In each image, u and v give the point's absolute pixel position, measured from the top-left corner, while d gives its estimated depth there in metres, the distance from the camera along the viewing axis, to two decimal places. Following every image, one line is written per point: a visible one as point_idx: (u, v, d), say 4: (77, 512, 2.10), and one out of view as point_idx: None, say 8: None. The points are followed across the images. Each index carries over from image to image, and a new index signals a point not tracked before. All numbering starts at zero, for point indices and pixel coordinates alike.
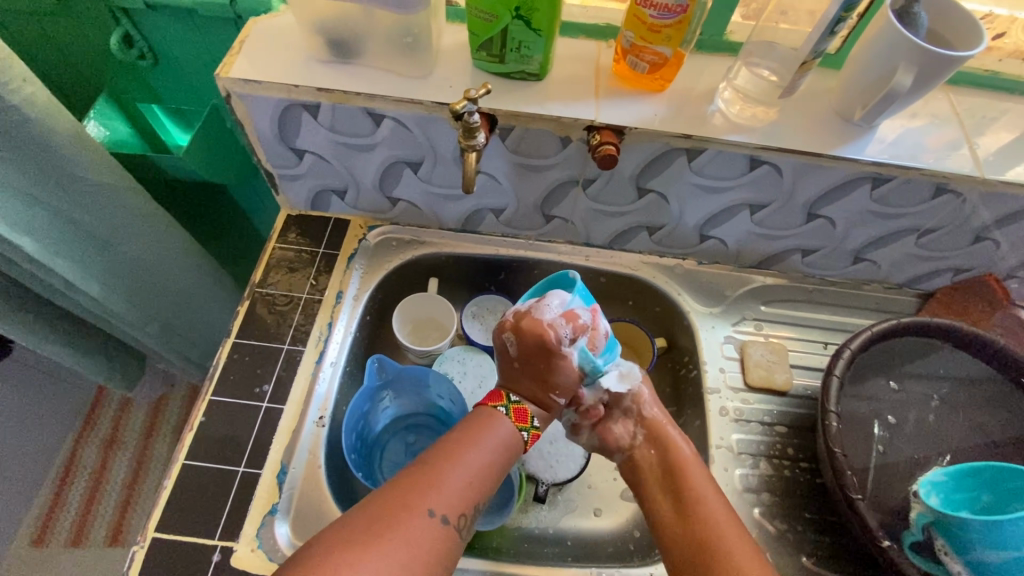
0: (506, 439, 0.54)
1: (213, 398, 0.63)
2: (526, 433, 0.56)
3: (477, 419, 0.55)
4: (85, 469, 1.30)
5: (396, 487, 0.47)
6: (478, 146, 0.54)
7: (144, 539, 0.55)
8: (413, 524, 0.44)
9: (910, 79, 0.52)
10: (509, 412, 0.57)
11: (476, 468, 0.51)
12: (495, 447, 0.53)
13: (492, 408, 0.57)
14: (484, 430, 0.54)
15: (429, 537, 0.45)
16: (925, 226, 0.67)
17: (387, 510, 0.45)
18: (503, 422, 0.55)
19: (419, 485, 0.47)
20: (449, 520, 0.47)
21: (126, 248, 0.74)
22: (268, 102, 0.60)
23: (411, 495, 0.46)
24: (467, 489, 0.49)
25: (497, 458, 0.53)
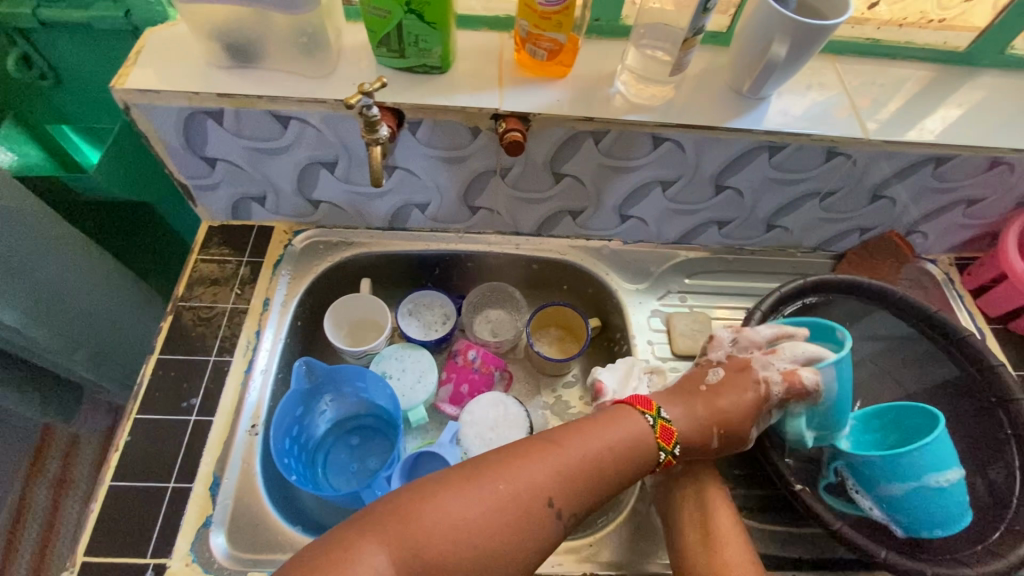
0: (644, 457, 0.55)
1: (139, 417, 0.62)
2: (651, 419, 0.57)
3: (622, 420, 0.56)
4: (35, 513, 1.24)
5: (556, 462, 0.52)
6: (383, 140, 0.55)
7: (72, 566, 0.54)
8: (533, 497, 0.50)
9: (785, 51, 0.57)
10: (657, 425, 0.56)
11: (616, 470, 0.53)
12: (640, 457, 0.55)
13: (640, 413, 0.57)
14: (628, 440, 0.55)
15: (534, 511, 0.49)
16: (825, 190, 0.71)
17: (528, 476, 0.51)
18: (647, 442, 0.55)
19: (569, 468, 0.52)
20: (559, 506, 0.50)
21: (40, 273, 0.72)
22: (169, 111, 0.59)
23: (565, 468, 0.52)
24: (602, 481, 0.53)
25: (630, 467, 0.54)
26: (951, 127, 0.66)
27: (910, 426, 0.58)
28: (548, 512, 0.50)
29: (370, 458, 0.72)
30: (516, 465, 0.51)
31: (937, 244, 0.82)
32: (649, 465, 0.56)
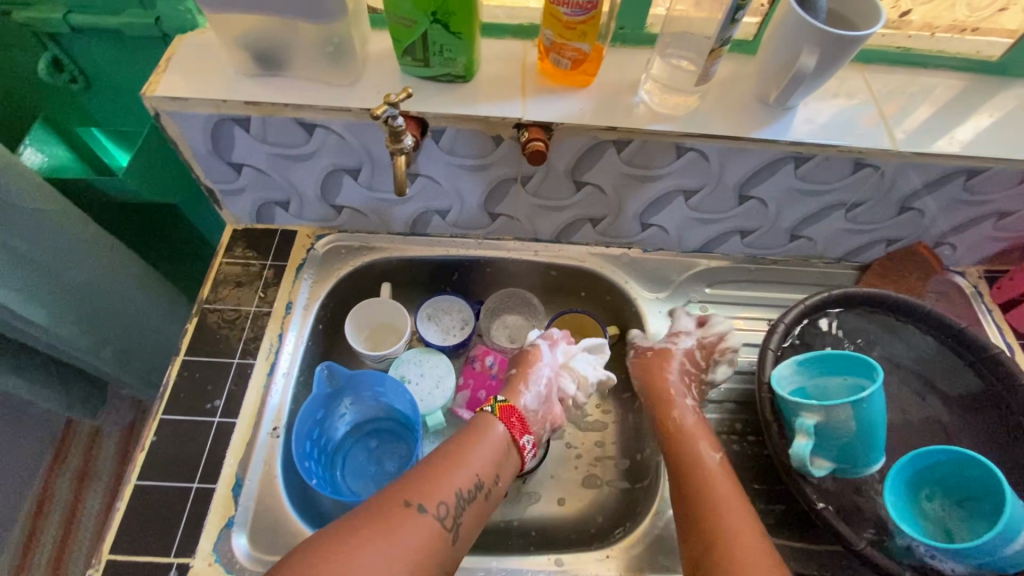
0: (498, 441, 0.61)
1: (164, 417, 0.63)
2: (491, 408, 0.63)
3: (473, 427, 0.61)
4: (58, 503, 1.28)
5: (399, 488, 0.54)
6: (406, 149, 0.55)
7: (99, 562, 0.55)
8: (405, 523, 0.51)
9: (814, 61, 0.55)
10: (497, 411, 0.63)
11: (475, 465, 0.57)
12: (491, 447, 0.60)
13: (483, 411, 0.63)
14: (476, 432, 0.61)
15: (416, 531, 0.51)
16: (851, 201, 0.70)
17: (382, 509, 0.52)
18: (496, 427, 0.62)
19: (422, 484, 0.55)
20: (436, 511, 0.53)
21: (71, 273, 0.74)
22: (198, 118, 0.60)
23: (415, 489, 0.54)
24: (464, 478, 0.56)
25: (491, 457, 0.59)
26: (983, 139, 0.65)
27: (965, 472, 0.52)
28: (428, 522, 0.52)
29: (387, 461, 0.72)
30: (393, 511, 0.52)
31: (967, 256, 0.80)
32: (509, 462, 0.61)
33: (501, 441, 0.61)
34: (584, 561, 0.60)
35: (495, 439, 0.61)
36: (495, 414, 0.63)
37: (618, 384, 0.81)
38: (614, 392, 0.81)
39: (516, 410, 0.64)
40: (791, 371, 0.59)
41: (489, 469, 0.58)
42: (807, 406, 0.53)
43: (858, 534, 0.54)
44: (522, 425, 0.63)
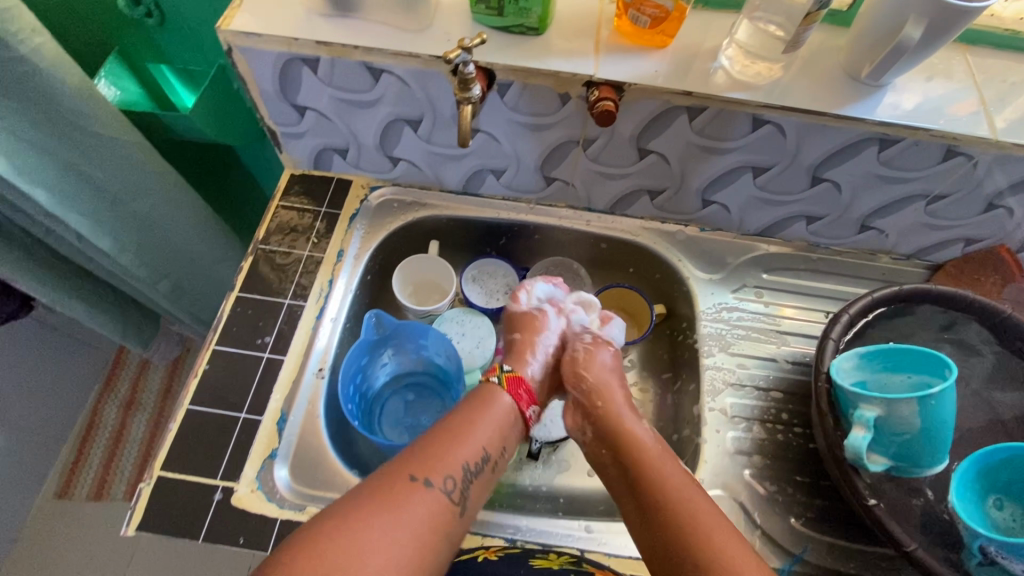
0: (506, 413, 0.58)
1: (217, 348, 0.65)
2: (498, 378, 0.60)
3: (478, 396, 0.59)
4: (105, 427, 1.39)
5: (402, 460, 0.51)
6: (474, 99, 0.54)
7: (151, 477, 0.58)
8: (412, 498, 0.48)
9: (920, 32, 0.51)
10: (504, 382, 0.60)
11: (483, 437, 0.55)
12: (501, 416, 0.58)
13: (488, 381, 0.60)
14: (485, 402, 0.58)
15: (425, 505, 0.48)
16: (934, 192, 0.66)
17: (388, 482, 0.49)
18: (501, 397, 0.59)
19: (428, 457, 0.51)
20: (444, 485, 0.50)
21: (135, 203, 0.76)
22: (268, 56, 0.60)
23: (421, 463, 0.51)
24: (472, 452, 0.53)
25: (498, 429, 0.57)
26: None
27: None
28: (436, 496, 0.49)
29: (423, 415, 0.73)
30: (395, 488, 0.48)
31: None
32: (511, 434, 0.59)
33: (507, 412, 0.58)
34: (614, 531, 0.59)
35: (502, 409, 0.58)
36: (501, 385, 0.60)
37: (658, 365, 0.79)
38: (654, 372, 0.79)
39: (523, 381, 0.62)
40: (854, 365, 0.57)
41: (495, 441, 0.56)
42: (866, 398, 0.51)
43: (909, 535, 0.51)
44: (529, 396, 0.61)
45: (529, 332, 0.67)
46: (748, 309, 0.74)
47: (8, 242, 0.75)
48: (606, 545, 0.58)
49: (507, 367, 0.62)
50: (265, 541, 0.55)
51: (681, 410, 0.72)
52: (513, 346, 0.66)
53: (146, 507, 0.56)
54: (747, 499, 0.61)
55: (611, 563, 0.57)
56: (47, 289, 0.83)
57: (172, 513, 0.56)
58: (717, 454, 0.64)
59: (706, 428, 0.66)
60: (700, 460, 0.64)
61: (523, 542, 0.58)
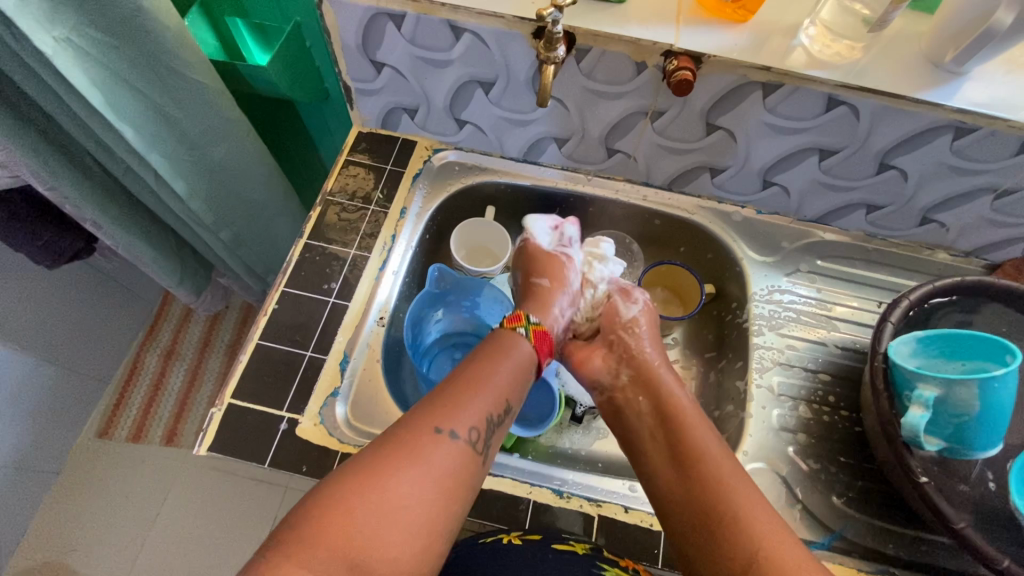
0: (525, 357, 0.56)
1: (285, 289, 0.68)
2: (524, 330, 0.58)
3: (493, 342, 0.56)
4: (146, 373, 1.44)
5: (422, 412, 0.48)
6: (557, 60, 0.56)
7: (222, 403, 0.61)
8: (435, 450, 0.46)
9: (1012, 18, 0.51)
10: (530, 334, 0.58)
11: (500, 386, 0.52)
12: (516, 362, 0.55)
13: (511, 330, 0.58)
14: (501, 347, 0.56)
15: (447, 457, 0.46)
16: (1004, 186, 0.65)
17: (408, 435, 0.46)
18: (523, 345, 0.57)
19: (446, 407, 0.49)
20: (466, 436, 0.48)
21: (210, 149, 0.80)
22: (356, 10, 0.62)
23: (440, 412, 0.48)
24: (492, 398, 0.51)
25: (516, 375, 0.54)
26: None
27: None
28: (459, 447, 0.47)
29: None
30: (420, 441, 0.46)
31: None
32: (534, 374, 0.58)
33: (527, 360, 0.56)
34: None
35: (523, 356, 0.56)
36: (528, 337, 0.58)
37: (703, 343, 0.80)
38: (698, 350, 0.80)
39: (549, 335, 0.60)
40: (912, 350, 0.57)
41: (518, 389, 0.54)
42: (923, 377, 0.51)
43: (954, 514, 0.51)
44: (549, 349, 0.60)
45: (557, 282, 0.67)
46: (799, 293, 0.74)
47: (88, 178, 0.79)
48: (649, 504, 0.60)
49: (534, 319, 0.60)
50: (326, 470, 0.58)
51: (725, 388, 0.73)
52: (540, 292, 0.66)
53: (216, 430, 0.59)
54: (790, 474, 0.62)
55: (653, 521, 0.58)
56: (119, 228, 0.87)
57: (239, 438, 0.59)
58: (762, 429, 0.65)
59: (753, 404, 0.67)
60: (745, 433, 0.65)
61: (569, 493, 0.60)
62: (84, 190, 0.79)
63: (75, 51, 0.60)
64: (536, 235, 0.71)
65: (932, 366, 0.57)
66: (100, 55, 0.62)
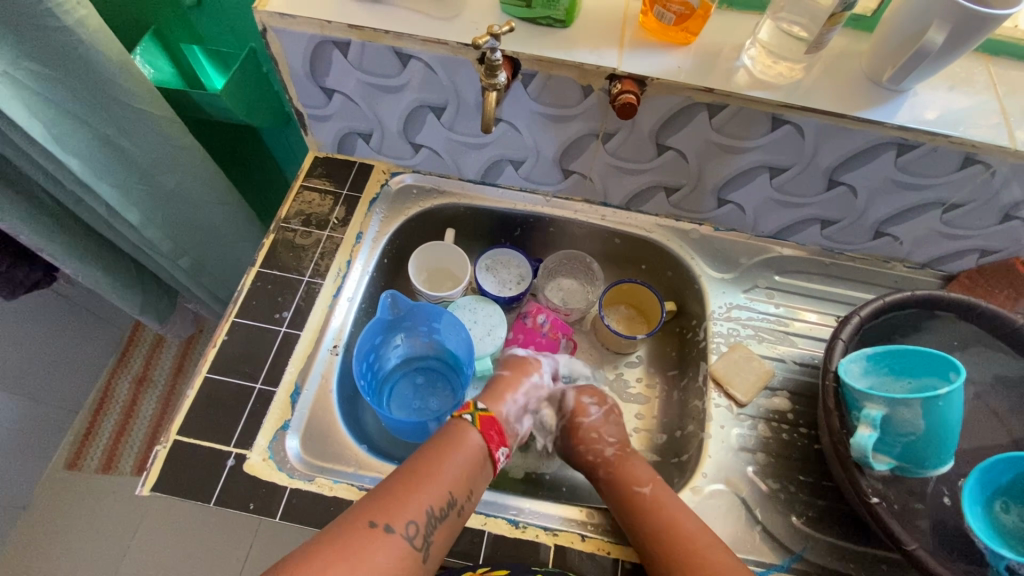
0: (471, 452, 0.56)
1: (236, 319, 0.67)
2: (469, 416, 0.59)
3: (440, 437, 0.57)
4: (117, 402, 1.40)
5: (363, 506, 0.50)
6: (499, 86, 0.56)
7: (167, 440, 0.59)
8: (368, 546, 0.46)
9: (943, 38, 0.51)
10: (476, 421, 0.59)
11: (446, 478, 0.53)
12: (463, 458, 0.55)
13: (459, 418, 0.59)
14: (448, 439, 0.56)
15: (383, 553, 0.47)
16: (951, 201, 0.65)
17: (344, 529, 0.47)
18: (472, 437, 0.57)
19: (386, 501, 0.50)
20: (404, 531, 0.49)
21: (163, 178, 0.79)
22: (301, 38, 0.62)
23: (380, 507, 0.49)
24: (434, 494, 0.51)
25: (463, 469, 0.55)
26: None
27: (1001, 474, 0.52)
28: (395, 542, 0.48)
29: (431, 399, 0.74)
30: (352, 538, 0.47)
31: None
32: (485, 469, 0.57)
33: (477, 452, 0.57)
34: (616, 519, 0.60)
35: (471, 448, 0.56)
36: (473, 424, 0.59)
37: (666, 361, 0.79)
38: (661, 368, 0.79)
39: (497, 421, 0.61)
40: (862, 369, 0.57)
41: (463, 484, 0.54)
42: (870, 397, 0.51)
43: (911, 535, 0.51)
44: (499, 437, 0.59)
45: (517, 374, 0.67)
46: (758, 309, 0.74)
47: (40, 210, 0.78)
48: (606, 532, 0.59)
49: (481, 405, 0.61)
50: (274, 507, 0.57)
51: (687, 406, 0.72)
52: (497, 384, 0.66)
53: (161, 468, 0.58)
54: (750, 495, 0.61)
55: (610, 549, 0.58)
56: (74, 259, 0.85)
57: (185, 476, 0.58)
58: (721, 450, 0.64)
59: (712, 423, 0.66)
60: (704, 455, 0.64)
61: (524, 523, 0.59)
62: (36, 223, 0.77)
63: (12, 84, 0.59)
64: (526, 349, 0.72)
65: (885, 387, 0.57)
66: (40, 87, 0.61)
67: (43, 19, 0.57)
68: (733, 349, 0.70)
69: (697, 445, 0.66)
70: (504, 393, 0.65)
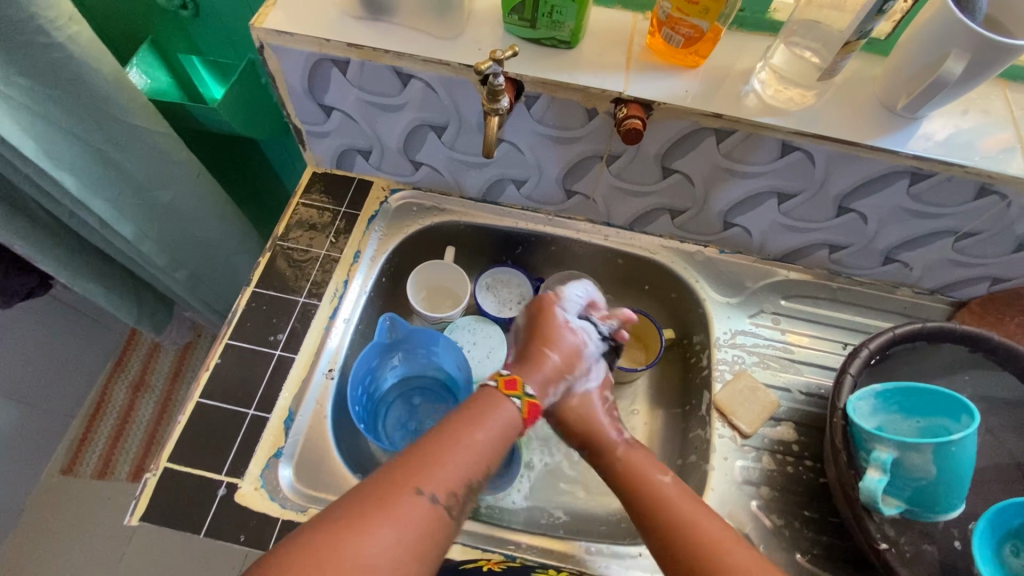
0: (509, 424, 0.52)
1: (230, 342, 0.66)
2: (517, 400, 0.54)
3: (479, 403, 0.52)
4: (113, 407, 1.38)
5: (399, 469, 0.45)
6: (502, 111, 0.54)
7: (157, 467, 0.58)
8: (412, 513, 0.43)
9: (961, 68, 0.49)
10: (500, 384, 0.55)
11: (482, 448, 0.49)
12: (500, 430, 0.51)
13: (504, 395, 0.54)
14: (486, 411, 0.52)
15: (423, 519, 0.43)
16: (964, 229, 0.64)
17: (384, 493, 0.43)
18: (508, 407, 0.53)
19: (428, 467, 0.46)
20: (446, 500, 0.45)
21: (158, 193, 0.77)
22: (298, 55, 0.61)
23: (422, 472, 0.45)
24: (470, 463, 0.48)
25: (499, 437, 0.51)
26: None
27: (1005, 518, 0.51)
28: (437, 509, 0.44)
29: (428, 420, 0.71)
30: (397, 507, 0.43)
31: None
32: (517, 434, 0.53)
33: (512, 422, 0.53)
34: (615, 554, 0.59)
35: (507, 417, 0.52)
36: (521, 409, 0.53)
37: (668, 385, 0.78)
38: (663, 392, 0.78)
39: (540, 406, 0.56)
40: (871, 407, 0.56)
41: (496, 454, 0.50)
42: (879, 439, 0.50)
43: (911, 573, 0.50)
44: (534, 416, 0.55)
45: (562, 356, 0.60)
46: (763, 335, 0.72)
47: (34, 223, 0.76)
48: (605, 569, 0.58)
49: (530, 389, 0.56)
50: (265, 540, 0.55)
51: (690, 434, 0.71)
52: (540, 363, 0.59)
53: (150, 497, 0.57)
54: (753, 531, 0.60)
55: None
56: (68, 271, 0.84)
57: (175, 505, 0.56)
58: (724, 483, 0.63)
59: (715, 455, 0.65)
60: (706, 487, 0.63)
61: (522, 558, 0.58)
62: (29, 236, 0.76)
63: (5, 102, 0.57)
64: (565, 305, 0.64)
65: (891, 427, 0.56)
66: (32, 104, 0.59)
67: (34, 35, 0.55)
68: (738, 377, 0.68)
69: (700, 475, 0.65)
70: (546, 383, 0.59)
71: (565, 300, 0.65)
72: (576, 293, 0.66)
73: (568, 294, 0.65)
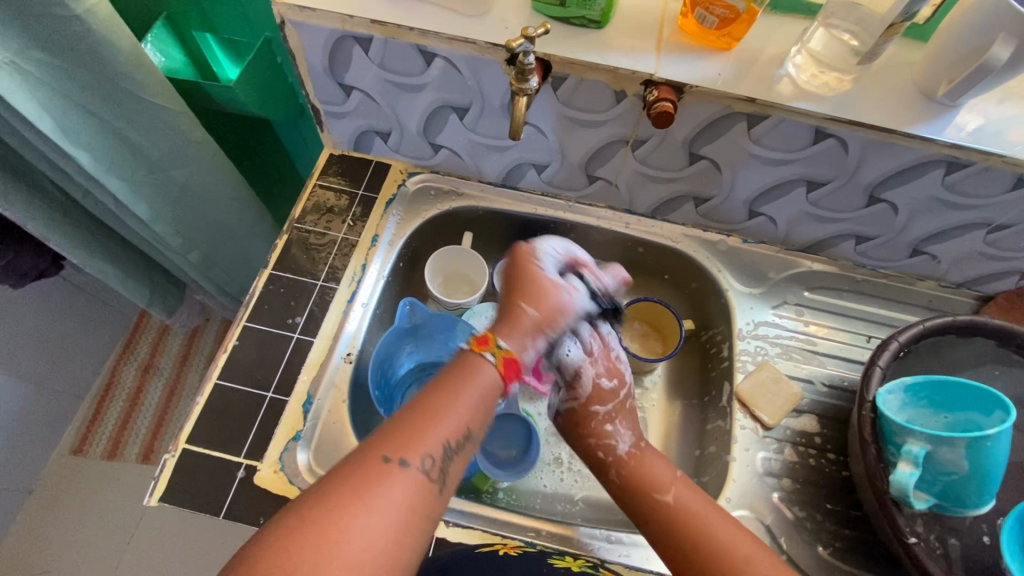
0: (487, 387, 0.51)
1: (247, 324, 0.65)
2: (492, 356, 0.52)
3: (455, 371, 0.51)
4: (122, 393, 1.38)
5: (374, 440, 0.45)
6: (530, 91, 0.53)
7: (176, 449, 0.58)
8: (384, 481, 0.42)
9: (1010, 53, 0.47)
10: (498, 360, 0.52)
11: (459, 413, 0.48)
12: (476, 395, 0.50)
13: (477, 354, 0.52)
14: (461, 377, 0.50)
15: (401, 489, 0.42)
16: (998, 221, 0.62)
17: (357, 466, 0.42)
18: (487, 369, 0.51)
19: (400, 435, 0.45)
20: (422, 465, 0.44)
21: (174, 172, 0.76)
22: (320, 32, 0.59)
23: (394, 441, 0.44)
24: (448, 429, 0.47)
25: (476, 403, 0.49)
26: None
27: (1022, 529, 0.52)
28: (412, 477, 0.43)
29: None
30: (370, 480, 0.42)
31: None
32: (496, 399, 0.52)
33: (492, 386, 0.51)
34: (636, 543, 0.58)
35: (486, 384, 0.51)
36: (494, 363, 0.52)
37: (686, 376, 0.77)
38: (681, 383, 0.77)
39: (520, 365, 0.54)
40: (900, 401, 0.55)
41: (476, 417, 0.49)
42: (913, 432, 0.49)
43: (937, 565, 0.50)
44: (517, 374, 0.53)
45: (541, 315, 0.57)
46: (786, 327, 0.71)
47: (48, 202, 0.75)
48: (625, 558, 0.57)
49: (503, 344, 0.54)
50: None
51: (709, 425, 0.70)
52: (519, 321, 0.57)
53: (170, 478, 0.56)
54: (774, 523, 0.59)
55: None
56: (81, 251, 0.83)
57: (195, 487, 0.56)
58: (746, 473, 0.62)
59: (736, 446, 0.64)
60: (728, 478, 0.62)
61: (542, 546, 0.58)
62: (44, 215, 0.75)
63: (22, 75, 0.56)
64: (543, 261, 0.61)
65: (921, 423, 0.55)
66: (49, 78, 0.58)
67: (50, 7, 0.54)
68: (761, 368, 0.67)
69: (720, 466, 0.64)
70: (527, 337, 0.56)
71: (542, 255, 0.62)
72: (553, 250, 0.62)
73: (543, 254, 0.61)
